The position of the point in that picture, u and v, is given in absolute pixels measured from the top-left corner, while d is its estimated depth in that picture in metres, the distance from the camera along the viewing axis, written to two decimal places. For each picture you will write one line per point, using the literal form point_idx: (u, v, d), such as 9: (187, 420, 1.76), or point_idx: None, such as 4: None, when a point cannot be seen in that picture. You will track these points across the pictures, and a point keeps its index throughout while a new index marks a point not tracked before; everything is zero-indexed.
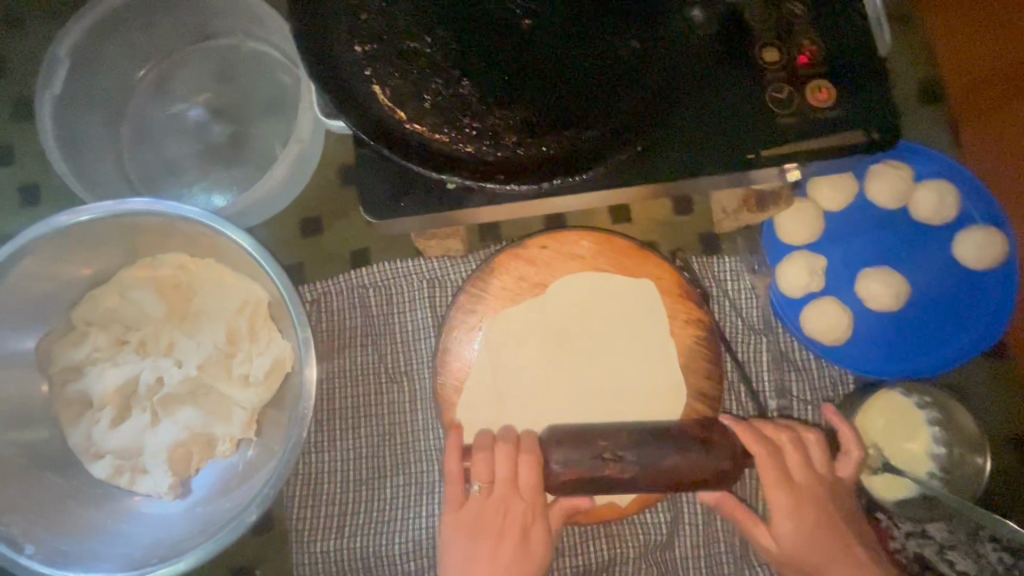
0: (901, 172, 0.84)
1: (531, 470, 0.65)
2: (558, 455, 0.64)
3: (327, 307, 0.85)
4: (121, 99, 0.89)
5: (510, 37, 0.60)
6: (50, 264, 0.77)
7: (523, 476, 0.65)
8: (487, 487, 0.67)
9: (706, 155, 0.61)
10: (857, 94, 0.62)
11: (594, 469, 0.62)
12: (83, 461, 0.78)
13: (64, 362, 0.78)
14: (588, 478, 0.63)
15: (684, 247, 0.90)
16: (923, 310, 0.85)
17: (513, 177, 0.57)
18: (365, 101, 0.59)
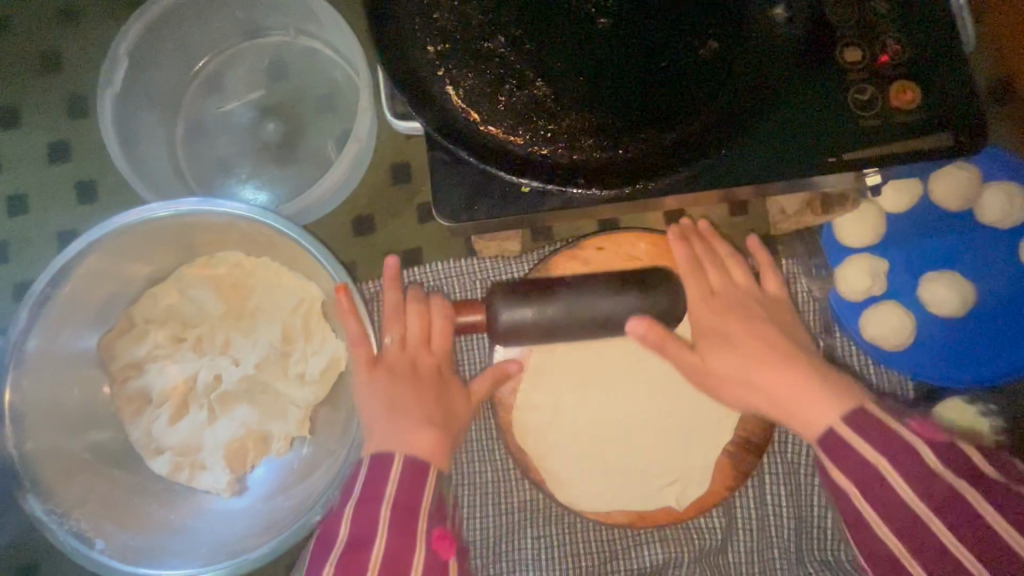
0: (971, 174, 0.82)
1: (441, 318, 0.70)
2: (502, 304, 0.65)
3: (380, 306, 0.85)
4: (175, 96, 0.90)
5: (587, 37, 0.59)
6: (113, 263, 0.77)
7: (435, 327, 0.70)
8: (397, 338, 0.71)
9: (785, 157, 0.59)
10: (943, 94, 0.60)
11: (534, 310, 0.64)
12: (144, 456, 0.79)
13: (126, 359, 0.80)
14: (531, 320, 0.64)
15: (739, 249, 0.88)
16: (991, 317, 0.83)
17: (591, 180, 0.56)
18: (438, 101, 0.58)
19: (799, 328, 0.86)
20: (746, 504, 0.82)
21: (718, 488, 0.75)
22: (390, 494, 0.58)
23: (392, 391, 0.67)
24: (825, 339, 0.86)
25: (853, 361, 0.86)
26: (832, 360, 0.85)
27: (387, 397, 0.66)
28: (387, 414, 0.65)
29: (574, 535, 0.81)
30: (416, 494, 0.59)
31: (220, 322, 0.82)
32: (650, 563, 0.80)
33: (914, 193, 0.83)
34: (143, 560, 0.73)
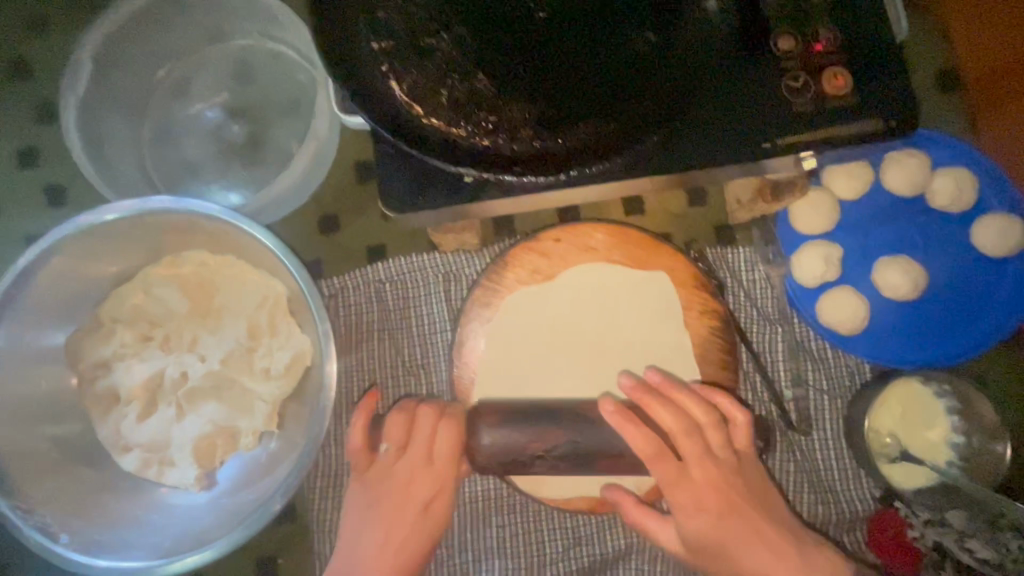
0: (920, 160, 0.83)
1: (449, 436, 0.71)
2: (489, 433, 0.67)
3: (345, 302, 0.87)
4: (142, 100, 0.91)
5: (527, 30, 0.60)
6: (79, 263, 0.79)
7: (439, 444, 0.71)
8: (394, 447, 0.72)
9: (720, 144, 0.61)
10: (873, 81, 0.62)
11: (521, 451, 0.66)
12: (113, 454, 0.80)
13: (93, 358, 0.81)
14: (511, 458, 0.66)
15: (697, 239, 0.90)
16: (940, 298, 0.85)
17: (529, 169, 0.58)
18: (382, 97, 0.59)
19: (758, 315, 0.88)
20: None
21: None
22: None
23: (363, 506, 0.73)
24: (783, 324, 0.88)
25: (811, 345, 0.87)
26: (789, 345, 0.87)
27: (367, 519, 0.72)
28: (377, 551, 0.71)
29: (538, 520, 0.83)
30: None
31: (186, 320, 0.83)
32: (611, 546, 0.82)
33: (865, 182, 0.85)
34: (105, 552, 0.75)
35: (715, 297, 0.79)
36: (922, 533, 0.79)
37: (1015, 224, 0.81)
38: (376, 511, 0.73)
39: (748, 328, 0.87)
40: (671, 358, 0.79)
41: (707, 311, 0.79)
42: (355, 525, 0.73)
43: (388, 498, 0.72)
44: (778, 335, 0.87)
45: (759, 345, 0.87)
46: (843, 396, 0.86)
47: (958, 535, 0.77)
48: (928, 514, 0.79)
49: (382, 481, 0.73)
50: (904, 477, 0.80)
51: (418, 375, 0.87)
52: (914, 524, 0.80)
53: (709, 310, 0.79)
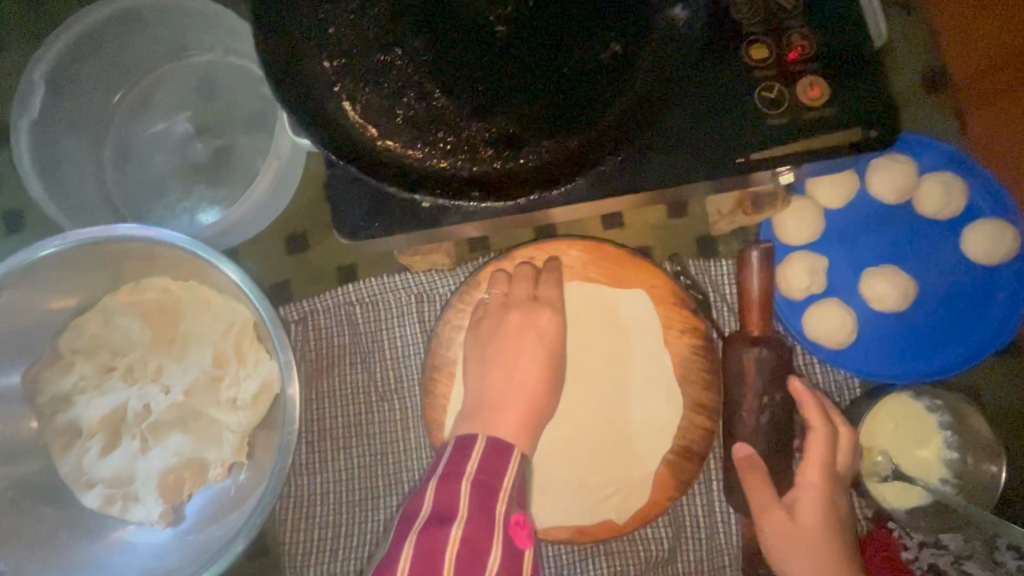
0: (907, 165, 0.80)
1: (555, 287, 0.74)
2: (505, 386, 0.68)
3: (314, 326, 0.84)
4: (102, 121, 0.88)
5: (485, 45, 0.57)
6: (32, 296, 0.76)
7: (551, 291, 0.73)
8: (495, 309, 0.73)
9: (691, 160, 0.58)
10: (852, 89, 0.59)
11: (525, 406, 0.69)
12: (75, 491, 0.77)
13: (51, 392, 0.78)
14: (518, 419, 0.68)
15: (680, 252, 0.87)
16: (931, 308, 0.82)
17: (489, 191, 0.55)
18: (335, 120, 0.57)
19: None
20: (693, 512, 0.80)
21: (657, 498, 0.75)
22: (470, 471, 0.58)
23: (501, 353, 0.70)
24: None
25: (798, 360, 0.84)
26: None
27: (506, 369, 0.68)
28: (496, 378, 0.68)
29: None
30: (496, 475, 0.59)
31: (149, 349, 0.80)
32: None
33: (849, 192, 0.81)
34: None
35: (694, 315, 0.76)
36: (917, 554, 0.77)
37: (1006, 230, 0.78)
38: (503, 342, 0.70)
39: None
40: (649, 380, 0.76)
41: (686, 329, 0.76)
42: (516, 355, 0.69)
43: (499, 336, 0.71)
44: None
45: None
46: None
47: (952, 557, 0.75)
48: (922, 535, 0.77)
49: (494, 335, 0.71)
50: (894, 496, 0.77)
51: (392, 400, 0.84)
52: (908, 545, 0.77)
53: (688, 329, 0.76)
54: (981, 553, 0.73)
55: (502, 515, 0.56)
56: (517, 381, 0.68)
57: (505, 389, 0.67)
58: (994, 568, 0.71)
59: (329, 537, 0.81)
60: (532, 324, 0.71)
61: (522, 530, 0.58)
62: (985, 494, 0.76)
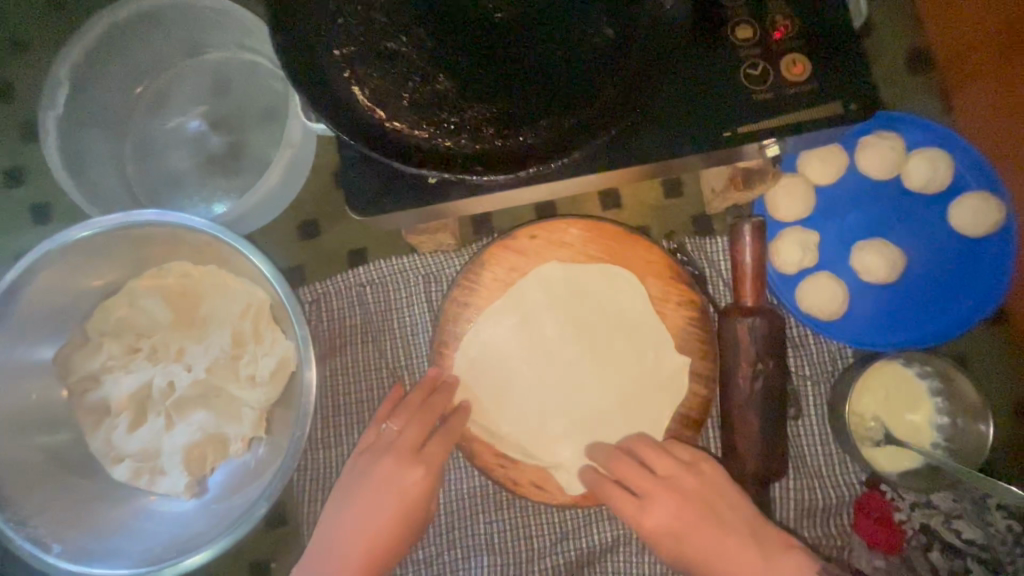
0: (893, 141, 0.83)
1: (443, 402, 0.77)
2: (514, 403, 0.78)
3: (327, 307, 0.88)
4: (121, 115, 0.93)
5: (484, 31, 0.61)
6: (63, 278, 0.80)
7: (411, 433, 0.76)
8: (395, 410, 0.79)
9: (681, 134, 0.62)
10: (832, 66, 0.62)
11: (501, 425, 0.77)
12: (105, 464, 0.82)
13: (82, 371, 0.82)
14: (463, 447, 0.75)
15: (675, 231, 0.90)
16: (920, 280, 0.85)
17: (491, 167, 0.59)
18: (345, 102, 0.60)
19: None
20: None
21: None
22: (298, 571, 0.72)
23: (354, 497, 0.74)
24: None
25: (793, 332, 0.87)
26: None
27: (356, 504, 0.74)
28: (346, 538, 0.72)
29: (525, 514, 0.83)
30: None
31: (171, 330, 0.84)
32: (598, 540, 0.83)
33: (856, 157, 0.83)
34: (96, 560, 0.77)
35: (691, 288, 0.80)
36: (909, 516, 0.80)
37: (992, 202, 0.80)
38: (361, 502, 0.74)
39: None
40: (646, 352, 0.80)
41: (683, 302, 0.80)
42: (372, 519, 0.73)
43: (371, 491, 0.74)
44: None
45: None
46: (828, 380, 0.86)
47: (943, 516, 0.79)
48: (913, 496, 0.80)
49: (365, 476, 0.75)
50: (887, 460, 0.80)
51: (402, 376, 0.88)
52: (901, 507, 0.81)
53: (685, 301, 0.80)
54: (972, 513, 0.78)
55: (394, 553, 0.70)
56: (364, 547, 0.72)
57: (346, 523, 0.73)
58: (985, 527, 0.77)
59: None
60: (399, 490, 0.74)
61: None
62: (975, 456, 0.78)
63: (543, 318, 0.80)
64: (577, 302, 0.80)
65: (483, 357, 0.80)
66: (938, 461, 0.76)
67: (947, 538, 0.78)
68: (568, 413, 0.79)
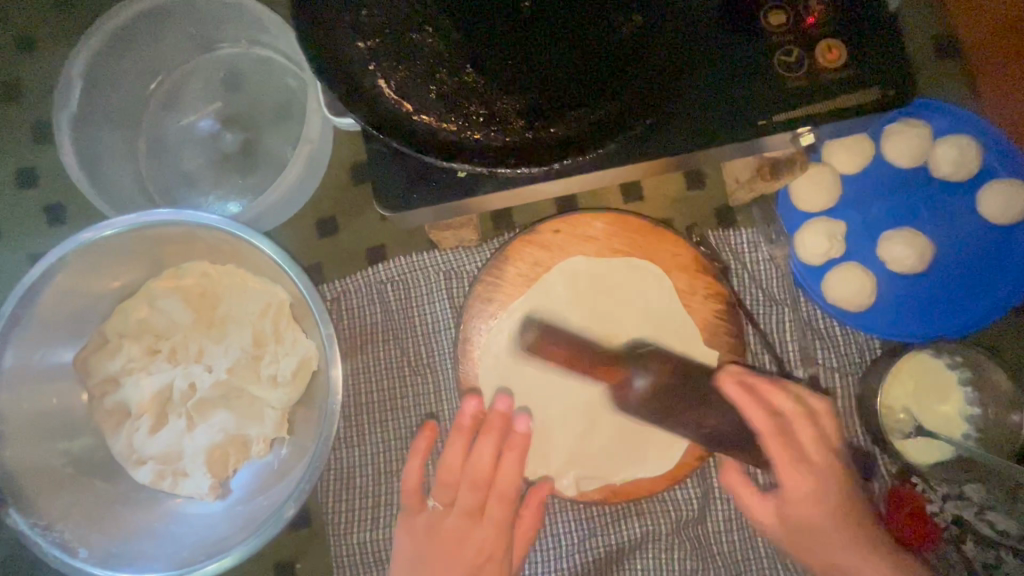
0: (920, 129, 0.82)
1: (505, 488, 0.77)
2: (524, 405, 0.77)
3: (347, 305, 0.87)
4: (134, 114, 0.91)
5: (513, 20, 0.60)
6: (80, 280, 0.79)
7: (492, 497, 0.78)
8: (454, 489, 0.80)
9: (715, 123, 0.60)
10: (867, 51, 0.61)
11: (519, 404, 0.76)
12: (127, 468, 0.81)
13: (101, 374, 0.81)
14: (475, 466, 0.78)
15: (698, 223, 0.89)
16: (950, 269, 0.83)
17: (522, 160, 0.57)
18: (371, 95, 0.59)
19: (763, 295, 0.87)
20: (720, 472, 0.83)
21: (687, 460, 0.77)
22: None
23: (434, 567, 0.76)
24: (790, 305, 0.86)
25: (819, 324, 0.86)
26: (798, 324, 0.86)
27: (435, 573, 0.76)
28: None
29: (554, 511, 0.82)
30: None
31: (191, 331, 0.83)
32: (627, 537, 0.82)
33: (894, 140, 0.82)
34: (124, 564, 0.76)
35: (717, 281, 0.79)
36: (941, 507, 0.79)
37: (1022, 189, 0.79)
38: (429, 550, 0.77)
39: (753, 309, 0.86)
40: (671, 346, 0.79)
41: (710, 295, 0.79)
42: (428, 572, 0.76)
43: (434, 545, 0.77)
44: (785, 316, 0.86)
45: (766, 327, 0.86)
46: (856, 373, 0.85)
47: (976, 507, 0.78)
48: (945, 487, 0.79)
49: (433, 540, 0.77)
50: (916, 450, 0.79)
51: (425, 373, 0.87)
52: (933, 499, 0.79)
53: (712, 293, 0.79)
54: (1003, 503, 0.77)
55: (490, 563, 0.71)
56: None
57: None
58: (1016, 516, 0.76)
59: (369, 508, 0.84)
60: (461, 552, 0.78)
61: None
62: (1007, 446, 0.78)
63: (569, 316, 0.78)
64: (602, 298, 0.79)
65: (505, 354, 0.79)
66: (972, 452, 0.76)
67: (977, 528, 0.77)
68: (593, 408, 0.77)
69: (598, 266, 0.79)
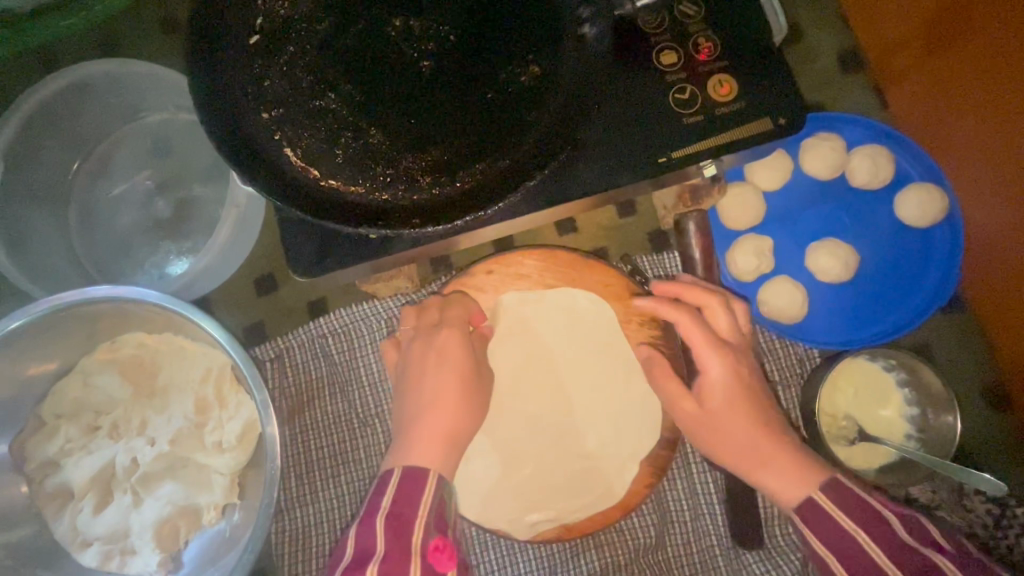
0: (834, 142, 0.85)
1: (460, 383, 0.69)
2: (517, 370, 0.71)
3: (290, 362, 0.87)
4: (64, 189, 0.91)
5: (411, 81, 0.61)
6: (11, 365, 0.78)
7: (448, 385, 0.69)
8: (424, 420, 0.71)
9: (618, 164, 0.62)
10: (758, 83, 0.63)
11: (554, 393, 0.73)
12: (73, 551, 0.79)
13: (39, 458, 0.79)
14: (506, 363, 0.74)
15: (633, 250, 0.91)
16: (875, 276, 0.86)
17: (429, 219, 0.58)
18: (278, 166, 0.60)
19: None
20: (676, 495, 0.84)
21: (638, 488, 0.78)
22: (385, 505, 0.60)
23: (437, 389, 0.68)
24: None
25: (757, 338, 0.87)
26: None
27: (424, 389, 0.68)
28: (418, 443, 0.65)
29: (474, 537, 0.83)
30: (414, 503, 0.61)
31: (131, 405, 0.82)
32: (587, 570, 0.82)
33: (805, 159, 0.85)
34: None
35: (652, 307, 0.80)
36: None
37: (935, 192, 0.82)
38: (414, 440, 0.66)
39: None
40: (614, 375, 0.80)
41: (645, 322, 0.79)
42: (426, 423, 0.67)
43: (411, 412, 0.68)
44: None
45: None
46: (798, 384, 0.86)
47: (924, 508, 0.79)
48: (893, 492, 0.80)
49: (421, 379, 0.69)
50: (862, 457, 0.81)
51: (373, 425, 0.86)
52: None
53: (647, 320, 0.79)
54: (949, 501, 0.79)
55: (417, 547, 0.58)
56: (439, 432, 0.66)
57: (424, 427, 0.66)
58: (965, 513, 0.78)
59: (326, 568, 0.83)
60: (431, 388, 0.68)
61: (442, 554, 0.59)
62: (946, 447, 0.79)
63: (505, 350, 0.80)
64: (554, 335, 0.80)
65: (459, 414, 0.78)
66: (912, 454, 0.77)
67: None
68: (543, 438, 0.80)
69: (552, 295, 0.80)
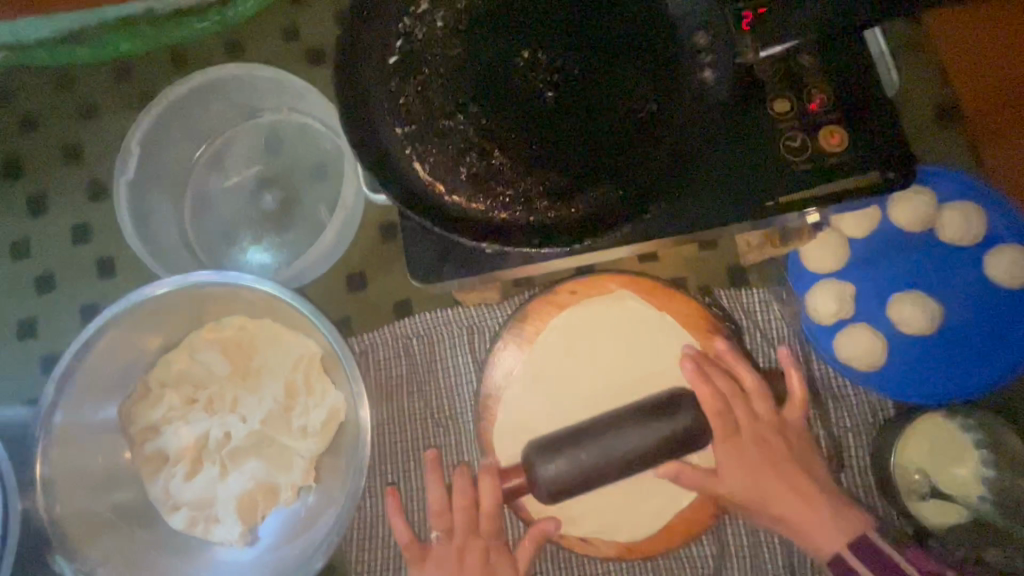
0: (925, 197, 0.85)
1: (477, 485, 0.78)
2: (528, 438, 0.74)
3: (375, 358, 0.91)
4: (183, 175, 0.99)
5: (534, 109, 0.65)
6: (130, 334, 0.85)
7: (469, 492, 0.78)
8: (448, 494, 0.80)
9: (724, 203, 0.65)
10: (868, 137, 0.65)
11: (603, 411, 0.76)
12: (163, 513, 0.85)
13: (143, 422, 0.86)
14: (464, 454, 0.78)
15: (711, 282, 0.93)
16: (958, 333, 0.86)
17: (545, 240, 0.62)
18: (407, 178, 0.65)
19: (776, 353, 0.89)
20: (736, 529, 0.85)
21: (701, 518, 0.80)
22: None
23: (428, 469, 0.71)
24: (802, 364, 0.89)
25: (830, 382, 0.88)
26: (811, 384, 0.88)
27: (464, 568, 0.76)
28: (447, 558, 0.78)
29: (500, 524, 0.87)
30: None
31: (228, 382, 0.88)
32: None
33: (893, 207, 0.86)
34: None
35: (730, 341, 0.82)
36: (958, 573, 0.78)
37: None
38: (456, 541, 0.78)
39: (766, 366, 0.89)
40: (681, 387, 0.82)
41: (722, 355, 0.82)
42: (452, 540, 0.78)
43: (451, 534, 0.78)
44: (799, 374, 0.89)
45: (778, 382, 0.88)
46: (869, 431, 0.87)
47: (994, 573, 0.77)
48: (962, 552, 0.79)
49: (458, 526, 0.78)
50: (932, 513, 0.81)
51: (447, 426, 0.90)
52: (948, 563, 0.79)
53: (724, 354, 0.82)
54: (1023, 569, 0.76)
55: None
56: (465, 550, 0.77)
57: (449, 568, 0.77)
58: None
59: (392, 558, 0.87)
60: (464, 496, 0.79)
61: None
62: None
63: (579, 347, 0.83)
64: (629, 341, 0.83)
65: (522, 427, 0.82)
66: None
67: None
68: None
69: (630, 315, 0.83)
